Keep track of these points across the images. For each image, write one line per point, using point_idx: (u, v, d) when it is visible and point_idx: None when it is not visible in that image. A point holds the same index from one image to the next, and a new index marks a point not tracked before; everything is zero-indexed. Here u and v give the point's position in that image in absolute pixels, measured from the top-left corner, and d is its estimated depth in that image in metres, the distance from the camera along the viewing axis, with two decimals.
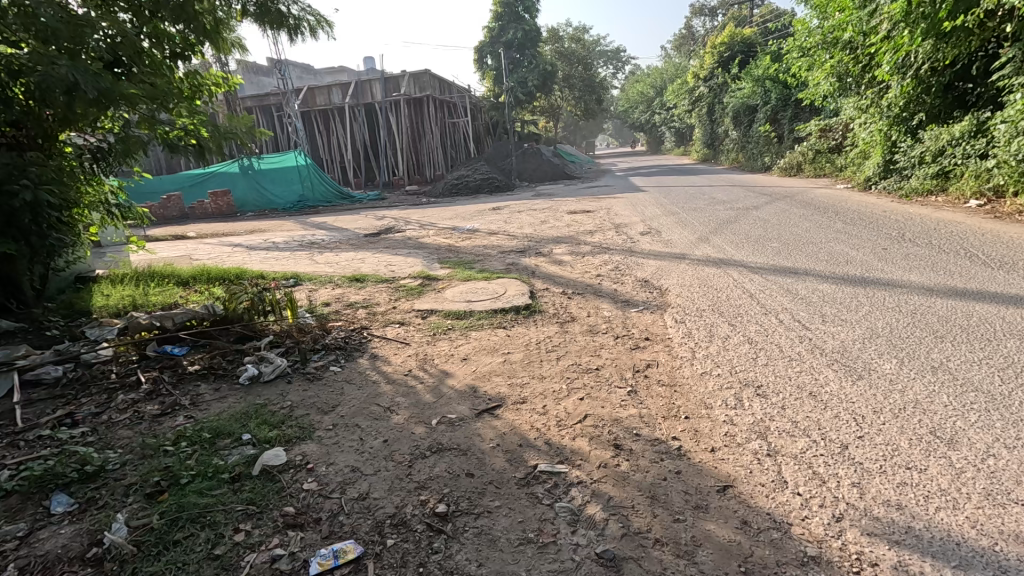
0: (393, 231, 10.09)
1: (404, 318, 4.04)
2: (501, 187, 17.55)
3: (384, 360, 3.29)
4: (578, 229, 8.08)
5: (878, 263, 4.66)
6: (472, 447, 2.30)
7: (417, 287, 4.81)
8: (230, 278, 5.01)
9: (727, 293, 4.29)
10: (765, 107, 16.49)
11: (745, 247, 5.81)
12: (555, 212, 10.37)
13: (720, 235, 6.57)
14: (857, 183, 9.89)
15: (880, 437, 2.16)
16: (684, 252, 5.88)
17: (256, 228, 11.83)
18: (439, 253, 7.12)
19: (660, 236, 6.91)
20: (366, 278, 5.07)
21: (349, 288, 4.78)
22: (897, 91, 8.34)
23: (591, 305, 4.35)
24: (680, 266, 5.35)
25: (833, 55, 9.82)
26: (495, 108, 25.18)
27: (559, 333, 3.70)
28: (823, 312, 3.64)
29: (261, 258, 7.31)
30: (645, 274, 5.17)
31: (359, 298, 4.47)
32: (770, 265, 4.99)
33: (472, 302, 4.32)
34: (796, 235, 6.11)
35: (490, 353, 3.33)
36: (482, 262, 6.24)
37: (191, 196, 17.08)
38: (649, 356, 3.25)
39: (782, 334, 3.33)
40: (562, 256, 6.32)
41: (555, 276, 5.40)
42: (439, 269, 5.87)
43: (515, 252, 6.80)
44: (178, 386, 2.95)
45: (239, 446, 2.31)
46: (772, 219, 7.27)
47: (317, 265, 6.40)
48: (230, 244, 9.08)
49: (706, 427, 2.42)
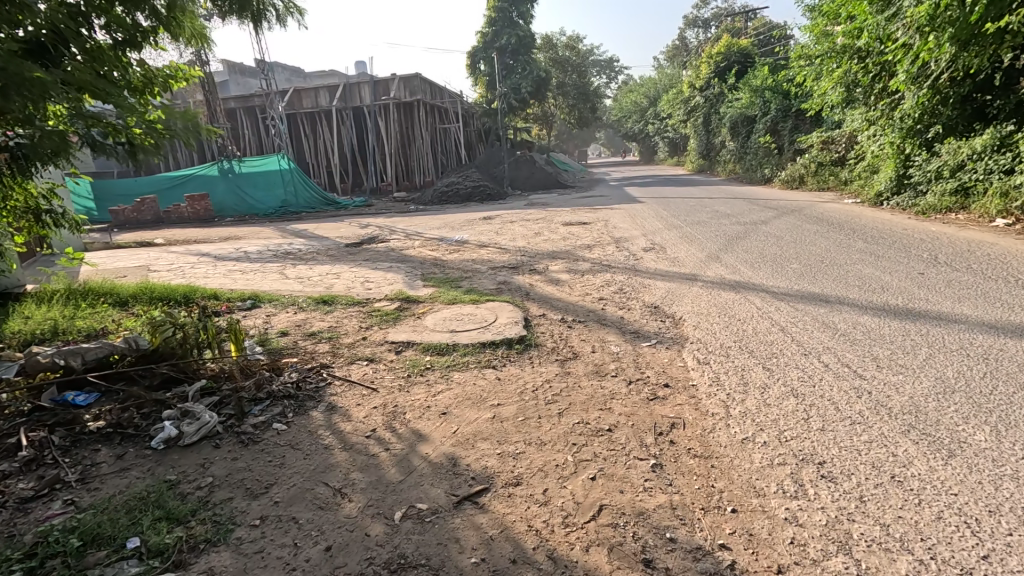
0: (376, 241, 9.45)
1: (373, 354, 3.38)
2: (493, 195, 16.96)
3: (343, 414, 2.64)
4: (574, 242, 7.50)
5: (919, 292, 4.10)
6: (447, 563, 1.66)
7: (393, 312, 4.17)
8: (177, 298, 4.33)
9: (754, 326, 3.70)
10: (764, 118, 16.13)
11: (762, 267, 5.24)
12: (550, 222, 9.80)
13: (730, 253, 6.01)
14: (866, 198, 9.41)
15: (1016, 560, 1.56)
16: (693, 272, 5.31)
17: (232, 235, 11.14)
18: (423, 268, 6.49)
19: (665, 252, 6.35)
20: (337, 300, 4.41)
21: (315, 312, 4.13)
22: (913, 101, 7.87)
23: (595, 337, 3.75)
24: (692, 289, 4.76)
25: (841, 64, 9.34)
26: (488, 114, 24.66)
27: (559, 376, 3.08)
28: (875, 354, 3.06)
29: (225, 271, 6.61)
30: (653, 299, 4.57)
31: (324, 327, 3.81)
32: (796, 290, 4.42)
33: (457, 333, 3.69)
34: (816, 255, 5.55)
35: (477, 406, 2.69)
36: (469, 280, 5.61)
37: (166, 199, 16.26)
38: (673, 412, 2.62)
39: (832, 385, 2.73)
40: (559, 274, 5.72)
41: (552, 299, 4.80)
42: (421, 288, 5.24)
43: (507, 268, 6.19)
44: (68, 453, 2.28)
45: (117, 562, 1.65)
46: (784, 236, 6.71)
47: (284, 282, 5.71)
48: (196, 254, 8.37)
49: (763, 528, 1.80)
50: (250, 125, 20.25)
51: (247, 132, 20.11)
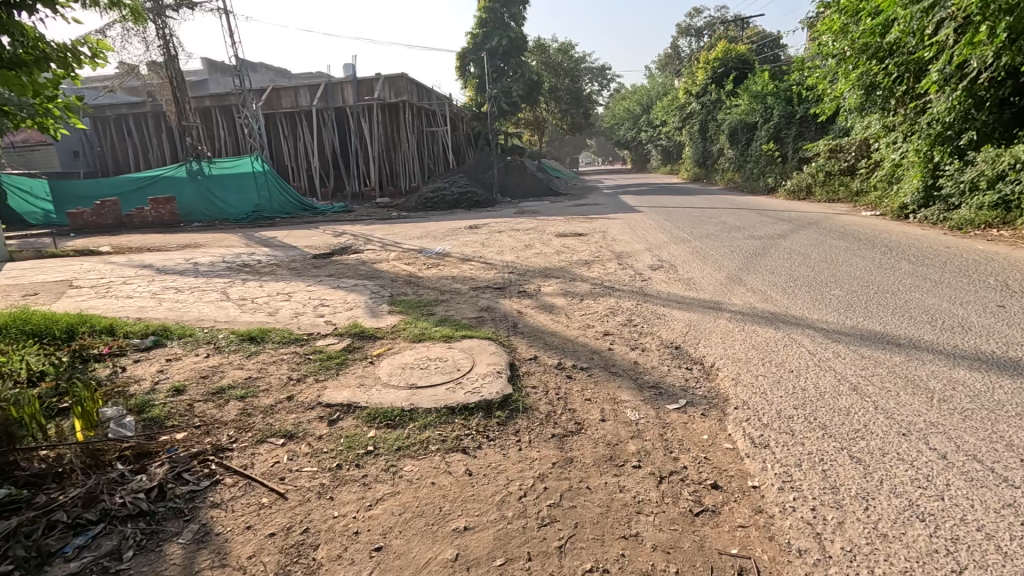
0: (348, 252, 8.47)
1: (296, 426, 2.40)
2: (481, 202, 16.02)
3: (217, 550, 1.66)
4: (570, 257, 6.59)
5: (1014, 333, 3.22)
6: None
7: (340, 355, 3.20)
8: (56, 331, 3.32)
9: (814, 383, 2.77)
10: (766, 125, 15.39)
11: (798, 294, 4.36)
12: (542, 233, 8.90)
13: (753, 274, 5.11)
14: (887, 211, 8.61)
15: None
16: (715, 299, 4.40)
17: (192, 243, 10.10)
18: (392, 287, 5.54)
19: (677, 272, 5.47)
20: (269, 334, 3.43)
21: (235, 352, 3.15)
22: (947, 103, 7.08)
23: (605, 395, 2.83)
24: (718, 323, 3.84)
25: (859, 66, 8.62)
26: (477, 118, 23.83)
27: (560, 467, 2.14)
28: (1007, 435, 2.16)
29: (159, 289, 5.60)
30: (672, 336, 3.65)
31: (240, 377, 2.83)
32: (854, 327, 3.53)
33: (417, 390, 2.73)
34: (859, 279, 4.67)
35: (431, 535, 1.73)
36: (444, 306, 4.64)
37: (129, 202, 15.02)
38: (741, 551, 1.68)
39: (971, 499, 1.81)
40: (552, 298, 4.79)
41: (545, 331, 3.88)
42: (384, 315, 4.30)
43: (491, 289, 5.25)
44: None
45: None
46: (812, 254, 5.84)
47: (219, 305, 4.71)
48: (138, 265, 7.34)
49: None
50: (226, 125, 19.22)
51: (222, 132, 19.10)
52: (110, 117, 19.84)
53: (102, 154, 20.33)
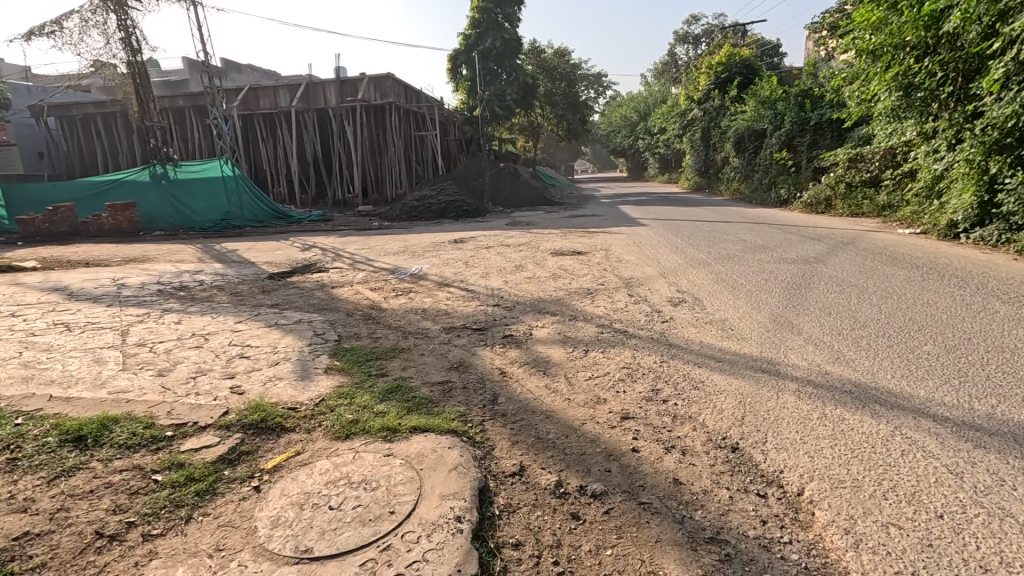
0: (310, 271, 7.28)
1: None
2: (471, 211, 14.85)
3: None
4: (568, 284, 5.46)
5: None
6: None
7: (207, 474, 2.00)
8: None
9: (1001, 556, 1.60)
10: (776, 132, 14.42)
11: (879, 351, 3.23)
12: (536, 250, 7.75)
13: (804, 315, 3.98)
14: (930, 229, 7.58)
15: None
16: (767, 358, 3.23)
17: (138, 257, 8.88)
18: (344, 325, 4.37)
19: (705, 309, 4.33)
20: (113, 430, 2.25)
21: (30, 474, 1.94)
22: (1010, 105, 5.99)
23: (638, 567, 1.65)
24: (783, 400, 2.69)
25: (899, 63, 7.59)
26: (468, 123, 22.69)
27: None
28: None
29: (46, 325, 4.38)
30: (723, 427, 2.47)
31: (6, 537, 1.64)
32: (997, 421, 2.36)
33: (305, 565, 1.56)
34: (955, 328, 3.53)
35: None
36: (402, 359, 3.47)
37: (86, 207, 13.59)
38: None
39: None
40: (546, 347, 3.63)
41: (536, 410, 2.70)
42: (314, 376, 3.13)
43: (469, 330, 4.09)
44: None
45: None
46: (868, 286, 4.72)
47: (100, 356, 3.52)
48: (51, 287, 6.10)
49: None
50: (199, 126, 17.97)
51: (196, 133, 17.83)
52: (76, 117, 18.56)
53: (66, 156, 18.97)
